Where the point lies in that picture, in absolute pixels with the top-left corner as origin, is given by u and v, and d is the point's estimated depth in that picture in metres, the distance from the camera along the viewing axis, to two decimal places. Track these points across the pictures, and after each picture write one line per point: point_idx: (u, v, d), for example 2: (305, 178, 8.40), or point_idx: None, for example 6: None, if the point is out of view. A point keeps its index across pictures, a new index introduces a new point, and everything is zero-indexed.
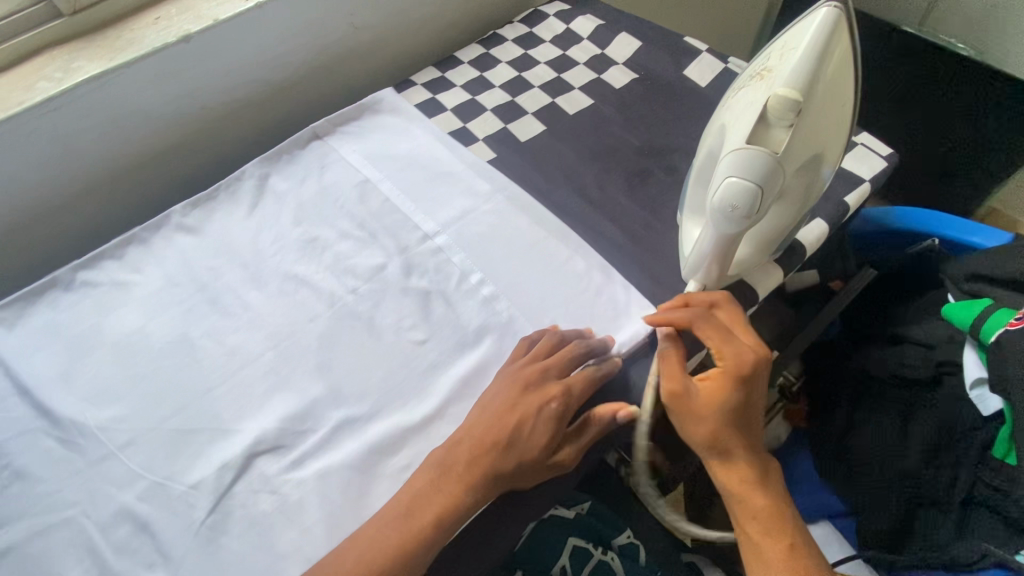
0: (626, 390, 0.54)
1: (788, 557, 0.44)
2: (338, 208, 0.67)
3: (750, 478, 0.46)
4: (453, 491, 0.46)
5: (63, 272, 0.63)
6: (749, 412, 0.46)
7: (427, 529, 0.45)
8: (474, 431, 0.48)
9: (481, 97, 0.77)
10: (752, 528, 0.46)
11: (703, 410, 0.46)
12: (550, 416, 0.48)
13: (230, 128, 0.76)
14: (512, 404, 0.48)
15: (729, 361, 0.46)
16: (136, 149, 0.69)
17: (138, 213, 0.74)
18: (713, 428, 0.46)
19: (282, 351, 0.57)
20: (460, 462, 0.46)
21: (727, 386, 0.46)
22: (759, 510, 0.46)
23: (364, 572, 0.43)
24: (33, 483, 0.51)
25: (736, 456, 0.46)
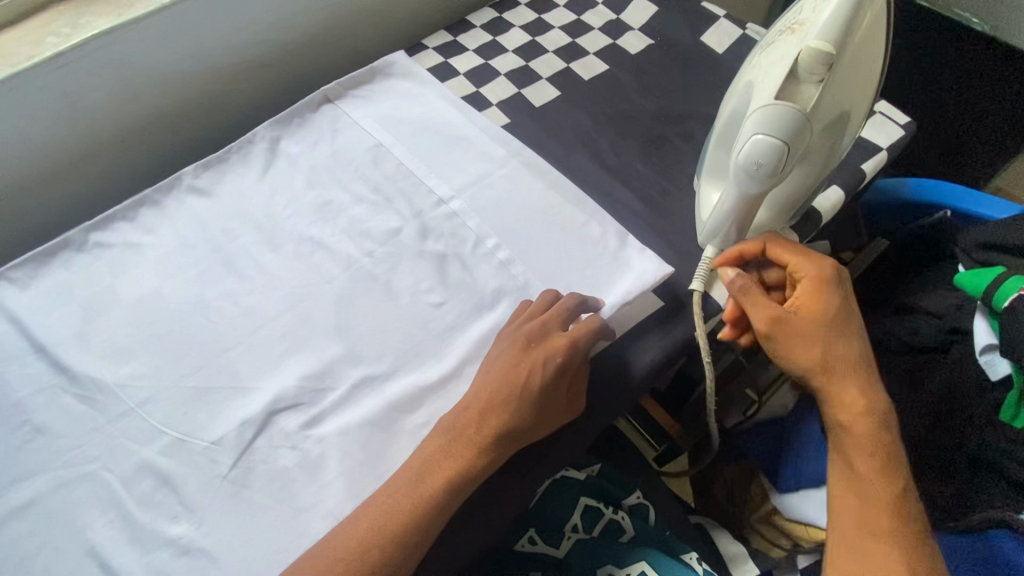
0: (631, 355, 0.54)
1: (890, 492, 0.46)
2: (352, 172, 0.67)
3: (858, 409, 0.48)
4: (466, 456, 0.45)
5: (76, 233, 0.63)
6: (851, 334, 0.48)
7: (438, 496, 0.44)
8: (482, 395, 0.47)
9: (495, 61, 0.76)
10: (860, 462, 0.47)
11: (804, 333, 0.47)
12: (552, 368, 0.48)
13: (239, 90, 0.75)
14: (518, 361, 0.48)
15: (816, 277, 0.48)
16: (145, 110, 0.68)
17: (148, 175, 0.73)
18: (817, 353, 0.47)
19: (299, 311, 0.57)
20: (469, 427, 0.46)
21: (823, 305, 0.47)
22: (869, 438, 0.47)
23: (379, 535, 0.42)
24: (55, 438, 0.52)
25: (840, 385, 0.48)
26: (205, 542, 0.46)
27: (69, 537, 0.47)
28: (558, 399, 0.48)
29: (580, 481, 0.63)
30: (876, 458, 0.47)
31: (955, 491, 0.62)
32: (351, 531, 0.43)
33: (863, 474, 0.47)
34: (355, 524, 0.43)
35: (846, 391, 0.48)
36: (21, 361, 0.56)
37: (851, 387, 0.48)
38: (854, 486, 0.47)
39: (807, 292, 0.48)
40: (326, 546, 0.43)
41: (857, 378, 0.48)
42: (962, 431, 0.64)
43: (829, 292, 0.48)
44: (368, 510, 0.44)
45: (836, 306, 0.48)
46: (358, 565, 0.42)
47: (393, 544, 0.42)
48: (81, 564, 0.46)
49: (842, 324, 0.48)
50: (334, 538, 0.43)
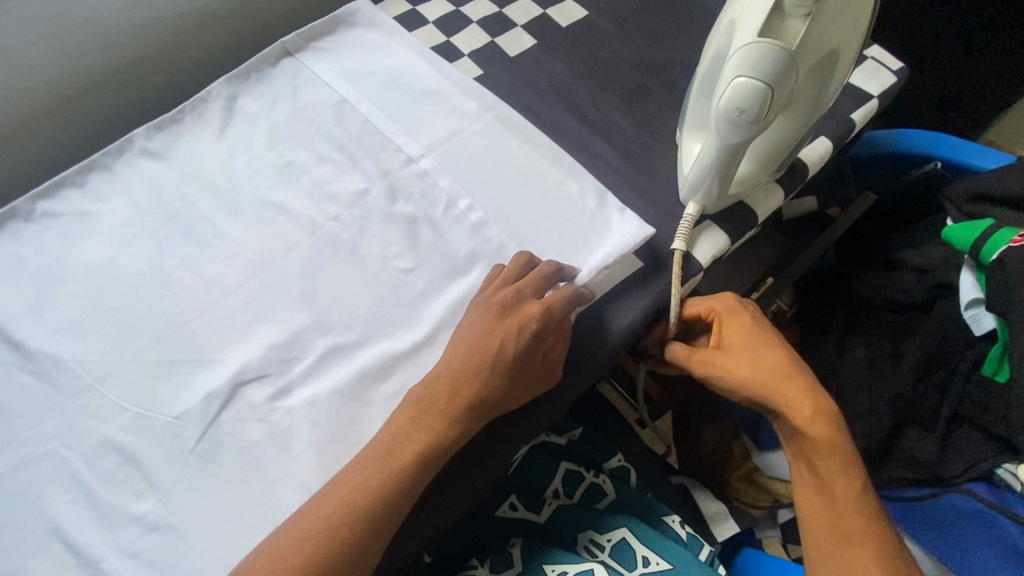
0: (606, 323, 0.52)
1: (855, 494, 0.47)
2: (315, 132, 0.63)
3: (810, 414, 0.47)
4: (435, 426, 0.44)
5: (21, 201, 0.59)
6: (774, 348, 0.49)
7: (410, 469, 0.43)
8: (453, 364, 0.46)
9: (466, 8, 0.71)
10: (823, 469, 0.47)
11: (729, 364, 0.49)
12: (528, 336, 0.45)
13: (193, 45, 0.70)
14: (491, 330, 0.46)
15: (725, 311, 0.51)
16: (89, 68, 0.63)
17: (99, 138, 0.69)
18: (755, 376, 0.48)
19: (263, 279, 0.54)
20: (440, 398, 0.44)
21: (736, 334, 0.50)
22: (824, 446, 0.47)
23: (348, 509, 0.41)
24: (11, 417, 0.50)
25: (791, 398, 0.47)
26: (172, 518, 0.45)
27: (31, 517, 0.46)
28: (532, 370, 0.47)
29: (561, 446, 0.63)
30: (837, 463, 0.47)
31: (936, 445, 0.63)
32: (321, 508, 0.42)
33: (827, 481, 0.47)
34: (325, 497, 0.42)
35: (799, 402, 0.47)
36: None
37: (799, 396, 0.47)
38: (822, 495, 0.48)
39: (721, 326, 0.51)
40: (295, 522, 0.42)
41: (804, 386, 0.47)
42: (943, 386, 0.64)
43: (743, 320, 0.51)
44: (338, 481, 0.43)
45: (745, 329, 0.50)
46: (326, 540, 0.41)
47: (363, 519, 0.41)
48: (46, 543, 0.45)
49: (760, 342, 0.49)
50: (304, 512, 0.42)
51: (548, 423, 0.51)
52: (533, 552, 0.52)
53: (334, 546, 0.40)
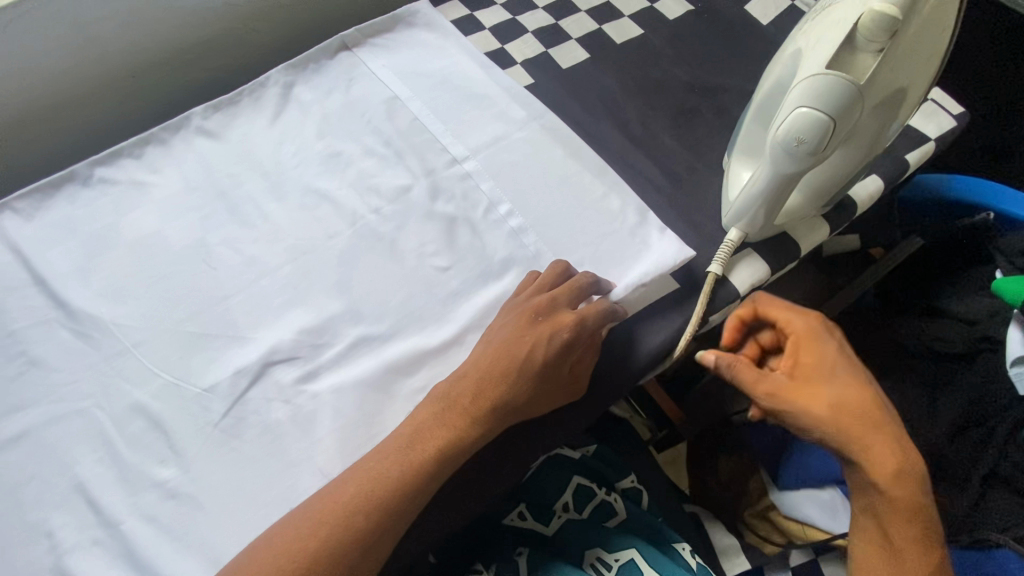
0: (632, 344, 0.52)
1: (926, 562, 0.45)
2: (365, 125, 0.64)
3: (892, 471, 0.44)
4: (458, 425, 0.44)
5: (81, 166, 0.61)
6: (863, 391, 0.46)
7: (429, 464, 0.43)
8: (481, 364, 0.46)
9: (523, 17, 0.72)
10: (896, 529, 0.45)
11: (806, 399, 0.45)
12: (558, 345, 0.45)
13: (258, 32, 0.72)
14: (523, 334, 0.46)
15: (808, 334, 0.47)
16: (158, 45, 0.66)
17: (159, 113, 0.72)
18: (832, 417, 0.45)
19: (302, 263, 0.55)
20: (465, 395, 0.45)
21: (818, 363, 0.46)
22: (903, 505, 0.45)
23: (363, 501, 0.41)
24: (49, 372, 0.51)
25: (874, 451, 0.45)
26: (192, 488, 0.46)
27: (58, 471, 0.47)
28: (559, 378, 0.46)
29: (573, 460, 0.61)
30: (912, 527, 0.45)
31: (968, 504, 0.61)
32: (338, 494, 0.42)
33: (898, 543, 0.45)
34: (343, 482, 0.43)
35: (880, 457, 0.45)
36: (21, 293, 0.56)
37: (882, 448, 0.45)
38: (888, 558, 0.45)
39: (799, 352, 0.47)
40: (311, 505, 0.42)
41: (886, 439, 0.45)
42: (980, 444, 0.63)
43: (825, 349, 0.47)
44: (358, 468, 0.43)
45: (827, 363, 0.47)
46: (338, 526, 0.41)
47: (378, 509, 0.41)
48: (69, 499, 0.46)
49: (844, 382, 0.46)
50: (321, 497, 0.42)
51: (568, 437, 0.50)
52: (541, 564, 0.52)
53: (346, 534, 0.41)
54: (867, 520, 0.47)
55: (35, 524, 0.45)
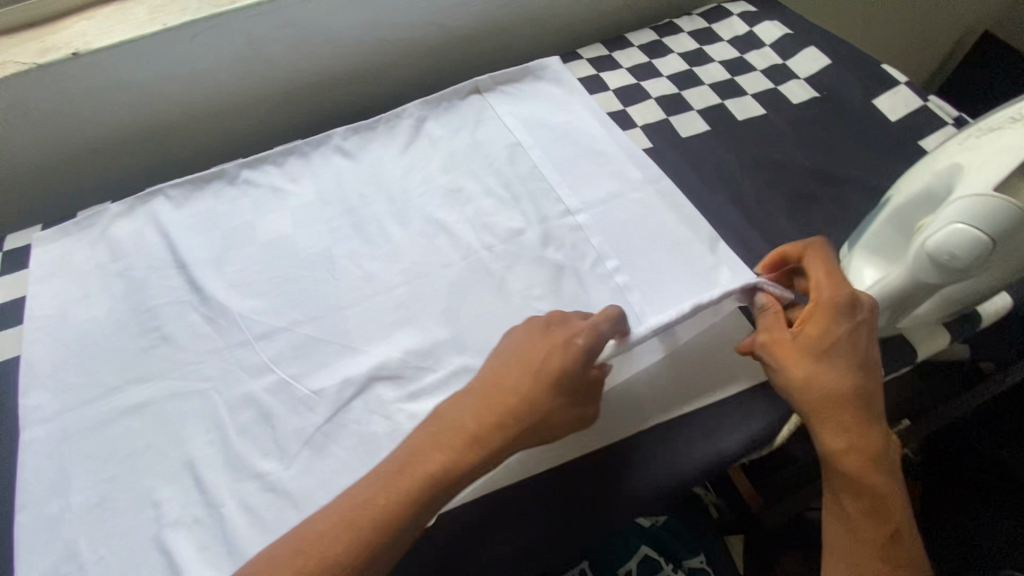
0: (722, 426, 0.50)
1: (884, 560, 0.41)
2: (485, 166, 0.68)
3: (859, 452, 0.42)
4: (462, 445, 0.42)
5: (232, 167, 0.68)
6: (853, 369, 0.44)
7: (428, 488, 0.41)
8: (495, 381, 0.45)
9: (647, 84, 0.75)
10: (858, 514, 0.42)
11: (795, 356, 0.45)
12: (576, 351, 0.45)
13: (401, 66, 0.78)
14: (536, 348, 0.46)
15: (827, 303, 0.45)
16: (315, 69, 0.73)
17: (300, 127, 0.79)
18: (810, 381, 0.44)
19: (414, 287, 0.59)
20: (471, 417, 0.44)
21: (827, 331, 0.44)
22: (870, 490, 0.42)
23: (349, 531, 0.40)
24: (177, 349, 0.56)
25: (845, 426, 0.43)
26: (289, 486, 0.48)
27: (171, 444, 0.51)
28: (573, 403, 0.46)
29: (644, 529, 0.66)
30: (880, 519, 0.42)
31: None
32: (321, 533, 0.40)
33: (860, 531, 0.42)
34: (331, 514, 0.41)
35: (851, 435, 0.43)
36: (162, 273, 0.61)
37: (854, 426, 0.43)
38: (848, 541, 0.42)
39: (810, 316, 0.46)
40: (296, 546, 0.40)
41: (860, 419, 0.43)
42: None
43: (837, 321, 0.45)
44: (334, 507, 0.41)
45: (834, 333, 0.45)
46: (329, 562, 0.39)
47: (370, 540, 0.40)
48: (177, 473, 0.49)
49: (838, 353, 0.44)
50: (302, 532, 0.41)
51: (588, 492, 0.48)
52: None
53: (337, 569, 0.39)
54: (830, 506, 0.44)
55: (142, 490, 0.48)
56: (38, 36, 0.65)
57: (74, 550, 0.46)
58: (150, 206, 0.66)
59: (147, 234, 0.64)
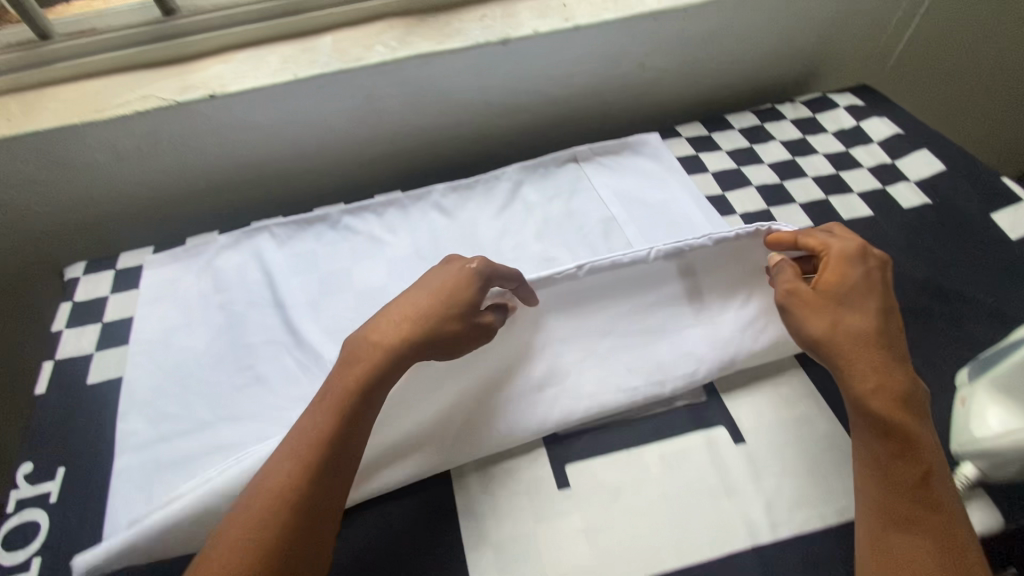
0: (822, 561, 0.46)
1: (921, 495, 0.43)
2: (580, 237, 0.68)
3: (884, 389, 0.45)
4: (373, 360, 0.47)
5: (335, 213, 0.71)
6: (871, 314, 0.48)
7: (353, 400, 0.46)
8: (399, 310, 0.50)
9: (747, 170, 0.75)
10: (892, 454, 0.44)
11: (819, 302, 0.48)
12: (467, 274, 0.51)
13: (502, 125, 0.81)
14: (428, 279, 0.52)
15: (842, 255, 0.50)
16: (423, 124, 0.76)
17: (397, 175, 0.82)
18: (834, 322, 0.47)
19: None
20: (378, 334, 0.48)
21: (846, 279, 0.49)
22: (896, 429, 0.44)
23: (297, 464, 0.43)
24: (268, 392, 0.57)
25: (868, 367, 0.46)
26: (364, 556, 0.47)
27: None
28: (465, 318, 0.49)
29: None
30: (912, 457, 0.44)
31: None
32: (264, 500, 0.41)
33: (893, 470, 0.44)
34: (275, 471, 0.43)
35: (873, 374, 0.46)
36: (261, 312, 0.63)
37: (876, 366, 0.46)
38: (885, 484, 0.44)
39: (828, 267, 0.50)
40: (242, 519, 0.41)
41: (883, 361, 0.46)
42: None
43: (852, 270, 0.49)
44: (283, 447, 0.44)
45: (848, 281, 0.49)
46: (279, 511, 0.41)
47: (316, 477, 0.42)
48: None
49: (857, 300, 0.48)
50: (240, 511, 0.41)
51: (587, 559, 0.46)
52: None
53: (290, 516, 0.41)
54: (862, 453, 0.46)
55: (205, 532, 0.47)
56: (180, 73, 0.69)
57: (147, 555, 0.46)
58: (255, 242, 0.69)
59: (250, 270, 0.66)
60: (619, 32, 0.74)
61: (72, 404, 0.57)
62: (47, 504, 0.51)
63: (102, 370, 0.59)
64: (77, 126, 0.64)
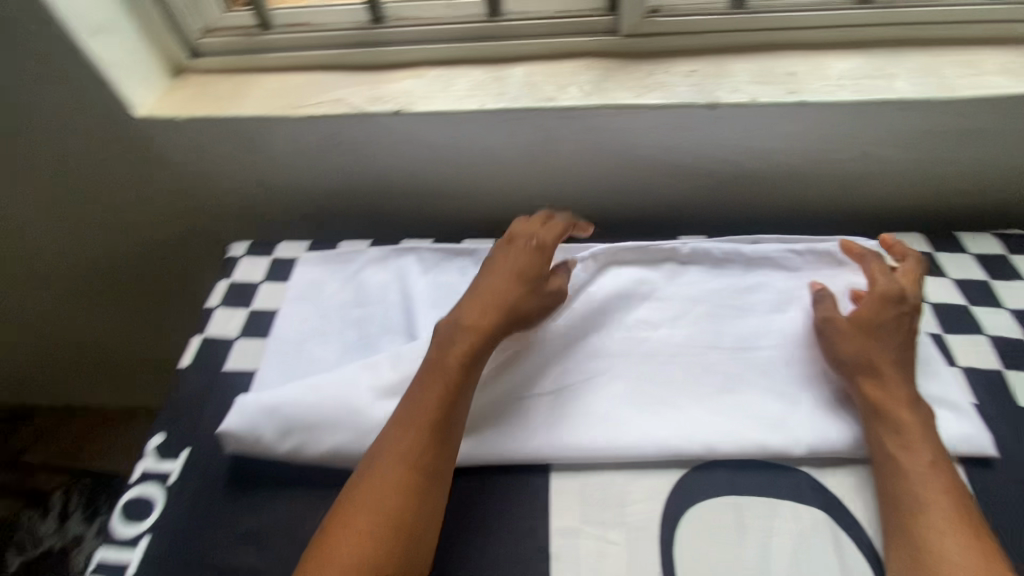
0: None
1: (937, 483, 0.46)
2: (749, 345, 0.58)
3: (892, 396, 0.51)
4: (489, 305, 0.55)
5: (484, 249, 0.68)
6: (891, 337, 0.54)
7: (450, 383, 0.50)
8: (503, 267, 0.59)
9: (978, 311, 0.61)
10: (911, 454, 0.48)
11: (848, 327, 0.55)
12: (551, 244, 0.60)
13: (678, 189, 0.73)
14: (497, 267, 0.59)
15: (875, 293, 0.56)
16: (595, 173, 0.71)
17: (552, 217, 0.78)
18: (858, 345, 0.54)
19: (633, 468, 0.52)
20: (499, 279, 0.58)
21: (871, 312, 0.55)
22: (906, 426, 0.49)
23: (427, 430, 0.48)
24: None
25: (884, 378, 0.52)
26: None
27: None
28: (541, 291, 0.58)
29: None
30: (923, 452, 0.48)
31: None
32: (391, 471, 0.46)
33: (908, 466, 0.48)
34: (420, 400, 0.50)
35: (884, 382, 0.52)
36: (393, 338, 0.61)
37: (888, 378, 0.52)
38: (899, 474, 0.48)
39: (859, 299, 0.56)
40: (369, 486, 0.46)
41: (895, 375, 0.52)
42: None
43: (877, 304, 0.55)
44: (406, 410, 0.49)
45: (870, 312, 0.55)
46: (403, 467, 0.46)
47: (435, 446, 0.48)
48: None
49: (879, 330, 0.54)
50: (359, 485, 0.46)
51: None
52: None
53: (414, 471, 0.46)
54: (870, 449, 0.50)
55: (319, 427, 0.50)
56: (372, 80, 0.69)
57: (287, 424, 0.50)
58: (401, 262, 0.68)
59: (391, 290, 0.65)
60: (852, 115, 0.62)
61: (208, 387, 0.59)
62: (166, 483, 0.53)
63: (239, 359, 0.61)
64: (273, 118, 0.66)
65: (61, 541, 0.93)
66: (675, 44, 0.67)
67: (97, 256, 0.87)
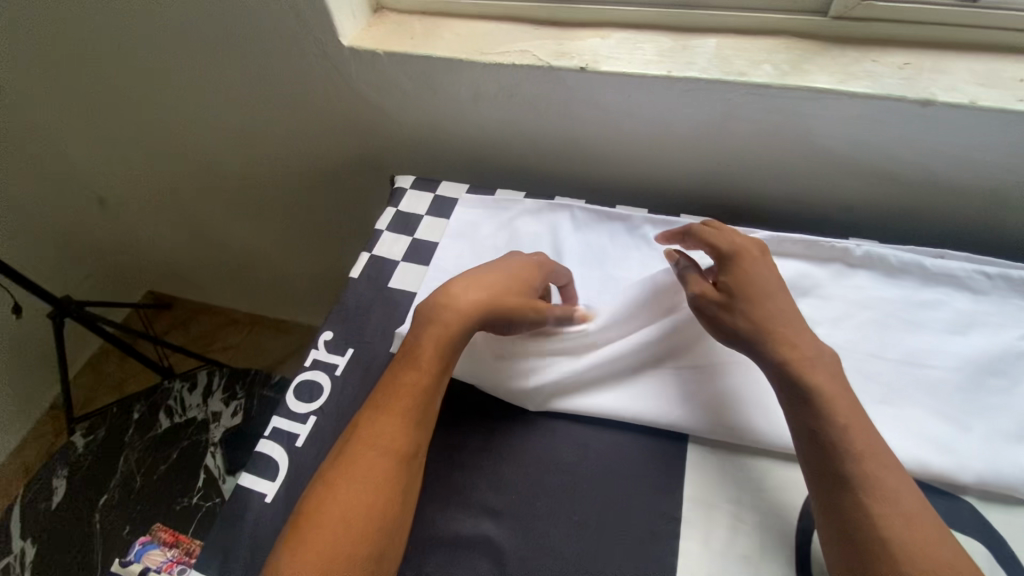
0: None
1: (894, 513, 0.41)
2: (918, 362, 0.55)
3: (831, 414, 0.45)
4: (470, 306, 0.52)
5: (639, 216, 0.68)
6: (791, 317, 0.51)
7: (433, 362, 0.50)
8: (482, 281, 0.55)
9: None
10: (856, 478, 0.43)
11: (737, 304, 0.51)
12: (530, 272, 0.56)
13: (852, 188, 0.69)
14: (476, 278, 0.55)
15: (745, 262, 0.54)
16: (767, 158, 0.68)
17: (705, 198, 0.76)
18: (750, 324, 0.50)
19: (775, 457, 0.51)
20: (486, 284, 0.54)
21: (755, 288, 0.52)
22: (856, 453, 0.44)
23: (412, 402, 0.49)
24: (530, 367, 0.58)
25: (830, 400, 0.46)
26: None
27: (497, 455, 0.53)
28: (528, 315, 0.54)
29: None
30: (869, 476, 0.43)
31: None
32: (373, 448, 0.46)
33: (855, 493, 0.42)
34: (406, 373, 0.50)
35: (833, 406, 0.46)
36: None
37: (828, 394, 0.46)
38: (848, 501, 0.42)
39: (738, 275, 0.53)
40: (355, 454, 0.46)
41: (821, 380, 0.47)
42: None
43: (761, 275, 0.53)
44: (395, 382, 0.50)
45: (759, 291, 0.52)
46: (379, 456, 0.46)
47: (409, 427, 0.48)
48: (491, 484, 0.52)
49: (775, 311, 0.51)
50: (349, 453, 0.46)
51: None
52: None
53: (386, 457, 0.46)
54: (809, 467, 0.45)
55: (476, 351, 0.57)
56: (559, 35, 0.71)
57: None
58: (557, 216, 0.70)
59: (544, 241, 0.68)
60: None
61: (373, 299, 0.64)
62: (333, 373, 0.59)
63: (401, 279, 0.66)
64: (460, 61, 0.69)
65: (203, 413, 1.07)
66: (888, 32, 0.63)
67: (259, 172, 0.98)
